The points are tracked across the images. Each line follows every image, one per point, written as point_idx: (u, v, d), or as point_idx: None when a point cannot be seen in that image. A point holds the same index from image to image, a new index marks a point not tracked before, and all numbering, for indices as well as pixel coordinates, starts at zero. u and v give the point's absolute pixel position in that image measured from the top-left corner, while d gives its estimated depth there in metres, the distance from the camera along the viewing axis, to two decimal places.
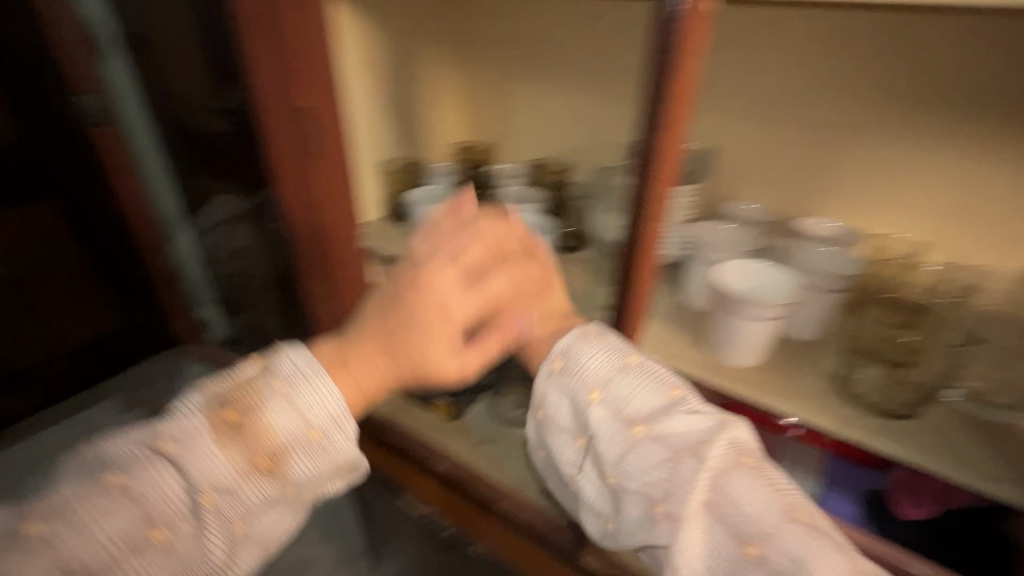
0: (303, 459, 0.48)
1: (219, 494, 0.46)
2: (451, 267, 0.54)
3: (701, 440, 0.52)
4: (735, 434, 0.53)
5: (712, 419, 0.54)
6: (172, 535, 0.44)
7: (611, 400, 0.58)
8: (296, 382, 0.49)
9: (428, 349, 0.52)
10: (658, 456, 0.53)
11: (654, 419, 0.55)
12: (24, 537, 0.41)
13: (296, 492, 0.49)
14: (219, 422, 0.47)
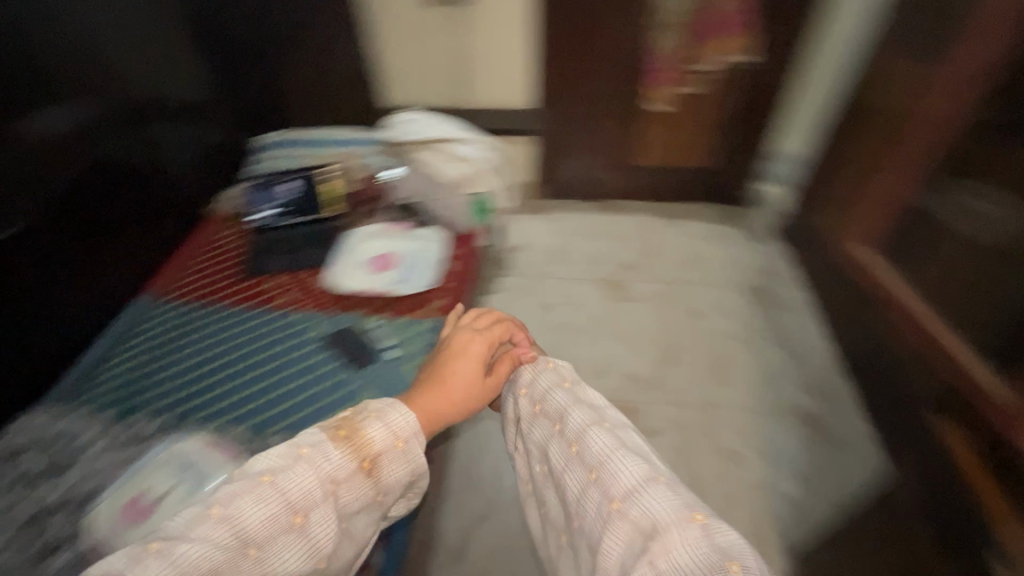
0: (393, 462, 0.89)
1: (335, 486, 0.83)
2: (464, 344, 1.11)
3: (564, 418, 0.96)
4: (588, 416, 0.96)
5: (576, 405, 0.98)
6: (304, 518, 0.79)
7: (537, 412, 1.01)
8: (386, 410, 0.93)
9: (459, 379, 1.05)
10: (546, 428, 0.99)
11: (555, 411, 0.98)
12: (212, 513, 0.76)
13: (385, 492, 0.89)
14: (338, 434, 0.88)
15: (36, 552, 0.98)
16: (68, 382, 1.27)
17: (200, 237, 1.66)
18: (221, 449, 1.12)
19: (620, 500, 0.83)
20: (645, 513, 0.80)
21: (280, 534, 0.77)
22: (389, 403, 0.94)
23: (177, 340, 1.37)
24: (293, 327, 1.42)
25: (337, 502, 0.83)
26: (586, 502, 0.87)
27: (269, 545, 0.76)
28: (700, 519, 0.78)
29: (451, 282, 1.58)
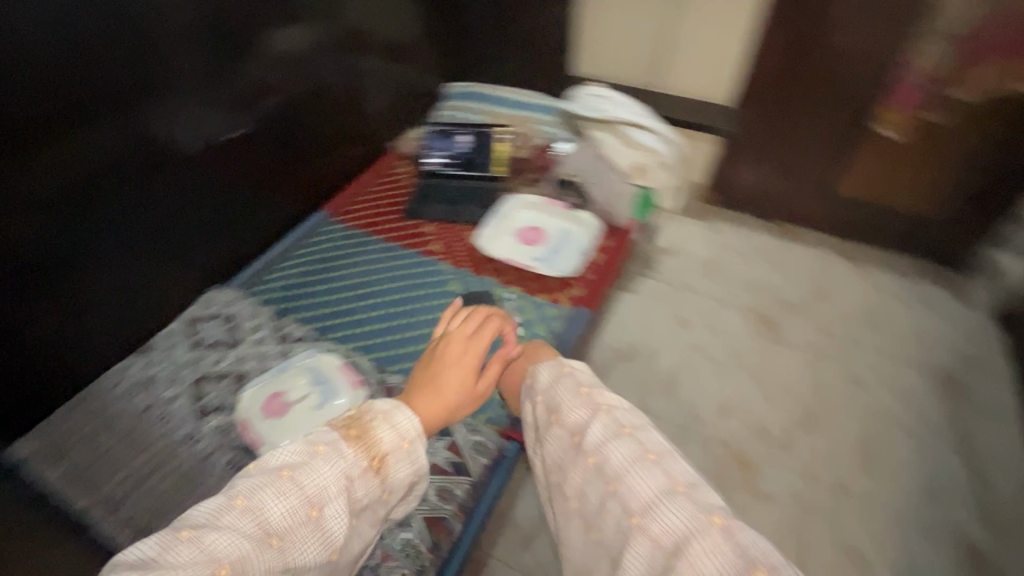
0: (401, 463, 0.79)
1: (349, 484, 0.73)
2: (465, 347, 1.00)
3: (581, 429, 0.88)
4: (604, 425, 0.86)
5: (589, 412, 0.88)
6: (321, 511, 0.70)
7: (551, 422, 0.93)
8: (393, 412, 0.81)
9: (459, 385, 0.94)
10: (563, 439, 0.90)
11: (570, 421, 0.90)
12: (235, 505, 0.66)
13: (391, 491, 0.78)
14: (348, 434, 0.76)
15: (201, 407, 1.16)
16: (254, 268, 1.48)
17: (377, 171, 1.79)
18: (348, 376, 1.18)
19: (640, 515, 0.75)
20: (666, 528, 0.73)
21: (295, 528, 0.68)
22: (388, 406, 0.82)
23: (343, 259, 1.53)
24: (439, 278, 1.49)
25: (353, 496, 0.73)
26: (604, 517, 0.79)
27: (290, 537, 0.67)
28: (718, 525, 0.71)
29: (595, 276, 1.52)
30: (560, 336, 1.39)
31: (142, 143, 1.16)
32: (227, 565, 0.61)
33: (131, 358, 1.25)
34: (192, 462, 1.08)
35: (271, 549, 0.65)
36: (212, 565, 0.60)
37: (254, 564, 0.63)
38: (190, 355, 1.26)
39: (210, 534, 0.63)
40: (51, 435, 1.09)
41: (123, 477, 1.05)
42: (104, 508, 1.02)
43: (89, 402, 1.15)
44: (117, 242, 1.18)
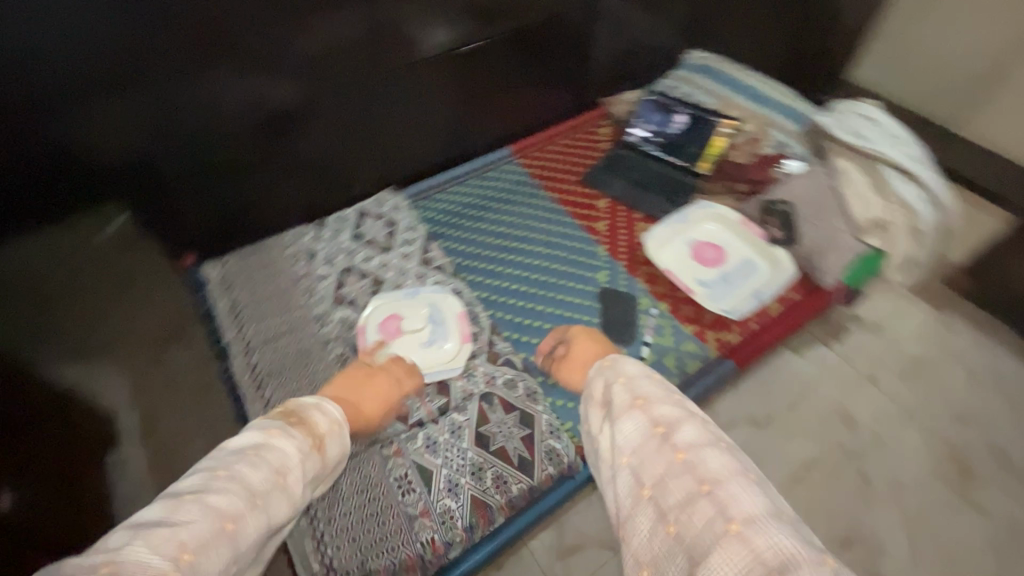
0: (336, 441, 0.78)
1: (299, 460, 0.71)
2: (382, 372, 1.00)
3: (674, 423, 0.74)
4: (696, 427, 0.74)
5: (682, 412, 0.76)
6: (287, 478, 0.69)
7: (632, 406, 0.78)
8: (326, 409, 0.80)
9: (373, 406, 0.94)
10: (653, 425, 0.74)
11: (658, 410, 0.76)
12: (215, 477, 0.63)
13: (330, 466, 0.77)
14: (289, 421, 0.75)
15: (339, 296, 1.27)
16: (426, 184, 1.53)
17: (573, 127, 1.69)
18: (461, 327, 1.17)
19: (742, 522, 0.61)
20: (775, 547, 0.59)
21: (268, 491, 0.66)
22: (314, 399, 0.81)
23: (505, 206, 1.51)
24: (589, 261, 1.39)
25: (307, 471, 0.71)
26: (693, 514, 0.64)
27: (270, 500, 0.65)
28: (830, 565, 0.58)
29: (761, 331, 1.28)
30: (693, 380, 1.20)
31: (390, 34, 1.22)
32: (228, 524, 0.60)
33: (303, 227, 1.40)
34: (313, 341, 1.19)
35: (255, 509, 0.64)
36: (216, 523, 0.59)
37: (245, 523, 0.62)
38: (346, 245, 1.37)
39: (206, 497, 0.61)
40: (229, 270, 1.30)
41: (263, 328, 1.21)
42: (241, 346, 1.19)
43: (262, 255, 1.33)
44: (333, 112, 1.29)
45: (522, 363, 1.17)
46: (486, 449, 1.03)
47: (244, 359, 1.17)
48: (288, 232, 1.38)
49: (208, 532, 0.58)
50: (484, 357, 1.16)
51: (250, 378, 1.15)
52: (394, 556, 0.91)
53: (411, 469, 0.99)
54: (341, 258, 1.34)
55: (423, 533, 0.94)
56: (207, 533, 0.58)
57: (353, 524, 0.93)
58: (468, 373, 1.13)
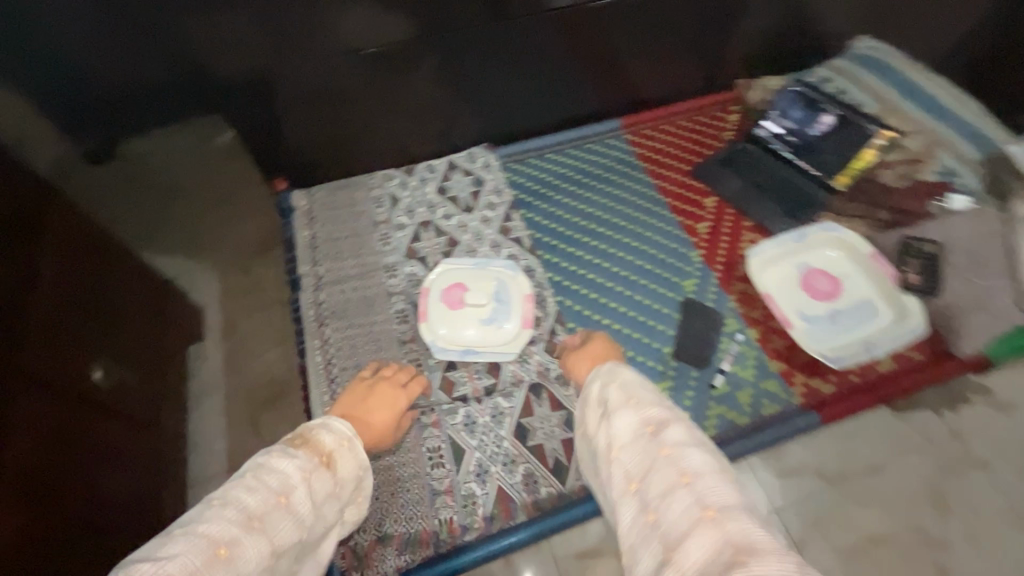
0: (347, 453, 0.82)
1: (305, 477, 0.75)
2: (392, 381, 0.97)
3: (661, 422, 0.71)
4: (683, 427, 0.70)
5: (669, 414, 0.72)
6: (289, 500, 0.71)
7: (622, 407, 0.74)
8: (336, 433, 0.83)
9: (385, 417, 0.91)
10: (642, 421, 0.72)
11: (646, 408, 0.73)
12: (214, 503, 0.67)
13: (343, 485, 0.81)
14: (295, 443, 0.78)
15: (412, 250, 1.25)
16: (522, 146, 1.44)
17: (696, 111, 1.51)
18: (527, 310, 1.10)
19: (717, 509, 0.60)
20: (746, 536, 0.57)
21: (267, 513, 0.69)
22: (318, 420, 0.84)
23: (599, 185, 1.40)
24: (678, 264, 1.26)
25: (312, 488, 0.76)
26: (670, 502, 0.63)
27: (269, 520, 0.68)
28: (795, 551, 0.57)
29: (867, 389, 1.09)
30: (767, 428, 1.05)
31: None
32: (221, 549, 0.63)
33: (391, 171, 1.39)
34: (378, 290, 1.17)
35: (254, 531, 0.67)
36: (206, 551, 0.62)
37: (240, 547, 0.65)
38: (429, 197, 1.35)
39: (202, 525, 0.65)
40: (316, 202, 1.32)
41: (335, 267, 1.21)
42: (312, 280, 1.19)
43: (349, 193, 1.35)
44: (442, 52, 1.23)
45: None
46: (523, 442, 0.99)
47: (312, 293, 1.17)
48: (377, 174, 1.38)
49: (199, 560, 0.61)
50: (542, 346, 1.10)
51: (314, 314, 1.14)
52: (410, 526, 0.92)
53: (445, 444, 0.98)
54: (422, 211, 1.32)
55: (442, 511, 0.93)
56: (197, 563, 0.61)
57: (381, 482, 0.95)
58: (522, 359, 1.07)
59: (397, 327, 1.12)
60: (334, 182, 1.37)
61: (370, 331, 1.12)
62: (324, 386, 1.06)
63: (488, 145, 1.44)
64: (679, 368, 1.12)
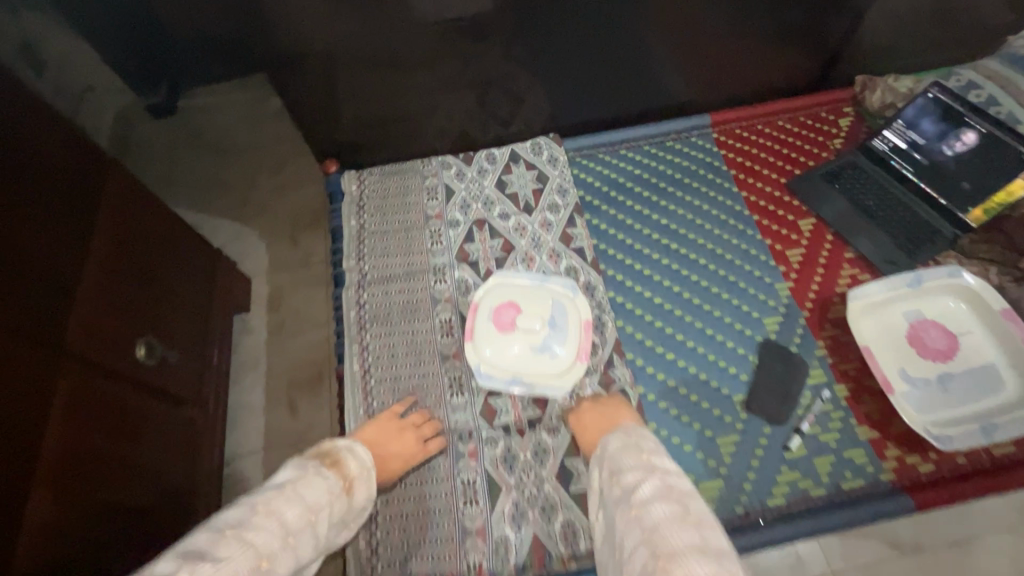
0: (364, 485, 0.80)
1: (336, 493, 0.75)
2: (421, 425, 0.92)
3: (637, 484, 0.73)
4: (655, 484, 0.71)
5: (642, 473, 0.74)
6: (317, 517, 0.71)
7: (610, 481, 0.77)
8: (354, 453, 0.82)
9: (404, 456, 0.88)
10: (618, 492, 0.74)
11: (625, 475, 0.75)
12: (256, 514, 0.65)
13: (354, 508, 0.79)
14: (325, 458, 0.78)
15: (464, 253, 1.14)
16: (594, 140, 1.30)
17: (799, 112, 1.33)
18: (582, 341, 1.00)
19: (665, 558, 0.61)
20: None
21: (301, 531, 0.68)
22: (348, 441, 0.84)
23: (676, 192, 1.24)
24: (761, 296, 1.10)
25: (335, 509, 0.74)
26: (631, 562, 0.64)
27: (301, 538, 0.67)
28: None
29: (979, 476, 0.92)
30: (850, 509, 0.90)
31: None
32: (263, 562, 0.61)
33: (448, 159, 1.28)
34: (424, 296, 1.09)
35: (288, 548, 0.66)
36: (252, 561, 0.61)
37: (278, 562, 0.63)
38: (486, 192, 1.23)
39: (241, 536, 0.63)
40: (366, 189, 1.23)
41: (381, 265, 1.13)
42: (356, 277, 1.11)
43: (402, 181, 1.25)
44: (519, 29, 1.09)
45: (636, 400, 0.99)
46: (566, 488, 0.90)
47: (355, 292, 1.10)
48: (433, 160, 1.28)
49: (245, 569, 0.60)
50: (595, 380, 1.00)
51: (355, 316, 1.07)
52: (437, 565, 0.86)
53: (480, 479, 0.91)
54: (477, 207, 1.21)
55: (471, 554, 0.87)
56: (246, 570, 0.60)
57: (411, 511, 0.90)
58: (573, 393, 0.98)
59: (441, 340, 1.03)
60: (387, 166, 1.28)
61: (412, 341, 1.04)
62: (359, 397, 1.00)
63: (557, 135, 1.30)
64: (749, 422, 0.98)
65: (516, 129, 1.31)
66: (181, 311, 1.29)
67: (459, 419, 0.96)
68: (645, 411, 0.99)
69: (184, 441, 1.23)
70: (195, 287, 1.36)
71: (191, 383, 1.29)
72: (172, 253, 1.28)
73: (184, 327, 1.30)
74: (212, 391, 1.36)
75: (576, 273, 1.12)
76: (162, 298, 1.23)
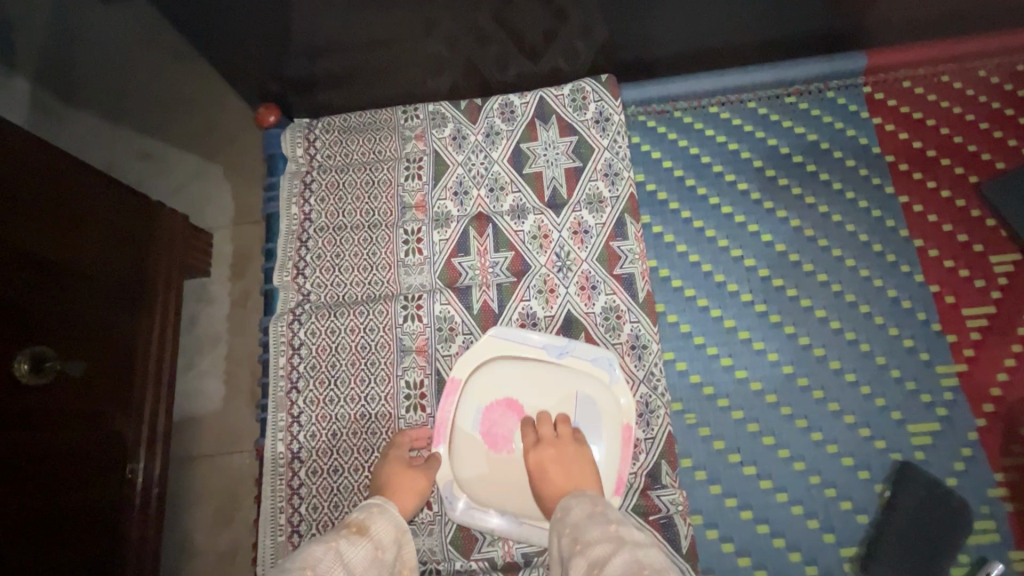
0: (382, 520, 0.57)
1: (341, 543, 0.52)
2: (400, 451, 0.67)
3: (605, 559, 0.47)
4: (625, 559, 0.46)
5: (610, 544, 0.48)
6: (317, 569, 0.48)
7: (571, 556, 0.50)
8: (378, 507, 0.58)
9: (406, 480, 0.64)
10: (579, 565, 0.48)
11: (591, 544, 0.49)
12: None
13: (385, 550, 0.55)
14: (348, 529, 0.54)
15: (455, 271, 0.77)
16: (670, 88, 0.83)
17: (1017, 54, 0.81)
18: (619, 462, 0.66)
19: None
20: None
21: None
22: (366, 505, 0.59)
23: (792, 186, 0.79)
24: (908, 384, 0.70)
25: (345, 560, 0.51)
26: None
27: None
28: None
29: None
30: None
31: None
32: None
33: (443, 109, 0.85)
34: (387, 338, 0.74)
35: None
36: None
37: None
38: (494, 170, 0.82)
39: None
40: (319, 154, 0.84)
41: (329, 282, 0.77)
42: (292, 299, 0.77)
43: (371, 142, 0.85)
44: None
45: (689, 539, 0.65)
46: None
47: (288, 323, 0.76)
48: (419, 111, 0.85)
49: None
50: (632, 501, 0.67)
51: (286, 363, 0.74)
52: None
53: None
54: (480, 194, 0.81)
55: None
56: None
57: None
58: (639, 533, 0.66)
59: (405, 418, 0.71)
60: (353, 116, 0.87)
61: (362, 412, 0.71)
62: (283, 492, 0.70)
63: (613, 76, 0.84)
64: None
65: (549, 66, 0.84)
66: (100, 275, 0.81)
67: (421, 546, 0.67)
68: (699, 553, 0.66)
69: (115, 455, 0.83)
70: (119, 232, 0.86)
71: (116, 375, 0.84)
72: (79, 176, 0.79)
73: (110, 292, 0.84)
74: (149, 373, 0.91)
75: (617, 319, 0.73)
76: (41, 267, 0.72)
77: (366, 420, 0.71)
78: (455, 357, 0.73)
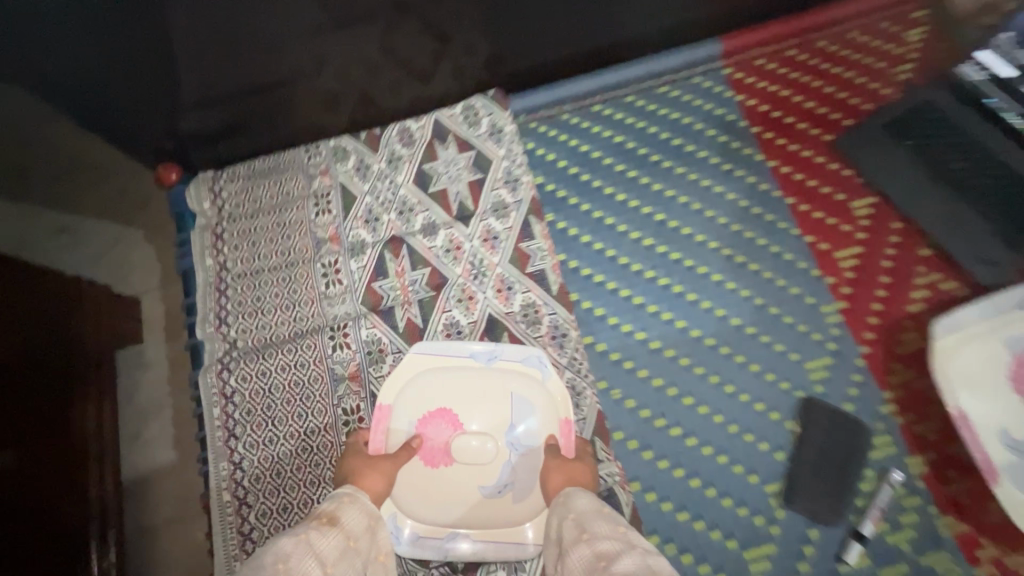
0: (352, 508, 0.58)
1: (311, 535, 0.51)
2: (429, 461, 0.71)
3: (613, 554, 0.48)
4: (635, 560, 0.46)
5: (618, 542, 0.50)
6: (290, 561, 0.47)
7: (577, 542, 0.53)
8: (346, 499, 0.59)
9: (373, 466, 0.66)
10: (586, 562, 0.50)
11: (599, 539, 0.51)
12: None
13: (357, 539, 0.55)
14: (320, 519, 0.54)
15: (376, 297, 0.79)
16: (553, 94, 0.89)
17: (844, 24, 0.91)
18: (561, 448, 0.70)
19: None
20: None
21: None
22: (336, 497, 0.60)
23: (674, 166, 0.86)
24: (800, 327, 0.77)
25: (317, 550, 0.50)
26: None
27: None
28: None
29: None
30: None
31: None
32: None
33: (343, 143, 0.89)
34: (318, 370, 0.76)
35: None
36: None
37: None
38: (401, 194, 0.85)
39: None
40: (226, 205, 0.86)
41: (253, 327, 0.79)
42: (219, 349, 0.78)
43: (277, 185, 0.87)
44: None
45: (629, 505, 0.71)
46: None
47: (218, 373, 0.77)
48: (322, 149, 0.89)
49: None
50: None
51: (221, 413, 0.76)
52: None
53: None
54: (390, 218, 0.84)
55: None
56: None
57: None
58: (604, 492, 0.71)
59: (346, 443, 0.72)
60: (256, 162, 0.89)
61: (303, 446, 0.73)
62: (235, 540, 0.70)
63: (501, 90, 0.90)
64: (787, 524, 0.69)
65: (440, 88, 0.89)
66: (27, 351, 0.79)
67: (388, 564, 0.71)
68: (642, 517, 0.71)
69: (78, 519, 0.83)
70: (41, 302, 0.84)
71: (56, 451, 0.82)
72: None
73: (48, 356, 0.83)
74: (91, 442, 0.89)
75: (535, 313, 0.78)
76: None
77: (309, 450, 0.73)
78: (387, 376, 0.75)
